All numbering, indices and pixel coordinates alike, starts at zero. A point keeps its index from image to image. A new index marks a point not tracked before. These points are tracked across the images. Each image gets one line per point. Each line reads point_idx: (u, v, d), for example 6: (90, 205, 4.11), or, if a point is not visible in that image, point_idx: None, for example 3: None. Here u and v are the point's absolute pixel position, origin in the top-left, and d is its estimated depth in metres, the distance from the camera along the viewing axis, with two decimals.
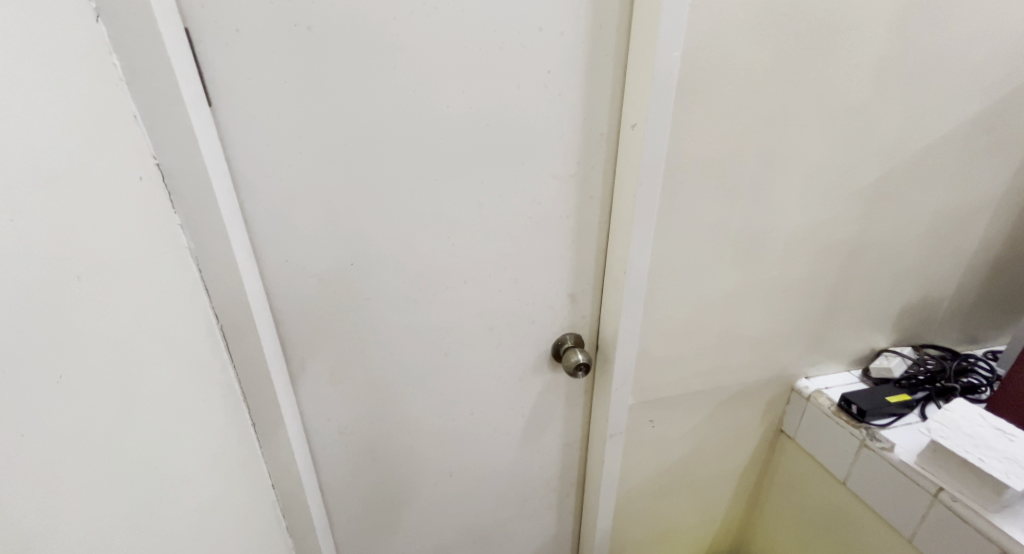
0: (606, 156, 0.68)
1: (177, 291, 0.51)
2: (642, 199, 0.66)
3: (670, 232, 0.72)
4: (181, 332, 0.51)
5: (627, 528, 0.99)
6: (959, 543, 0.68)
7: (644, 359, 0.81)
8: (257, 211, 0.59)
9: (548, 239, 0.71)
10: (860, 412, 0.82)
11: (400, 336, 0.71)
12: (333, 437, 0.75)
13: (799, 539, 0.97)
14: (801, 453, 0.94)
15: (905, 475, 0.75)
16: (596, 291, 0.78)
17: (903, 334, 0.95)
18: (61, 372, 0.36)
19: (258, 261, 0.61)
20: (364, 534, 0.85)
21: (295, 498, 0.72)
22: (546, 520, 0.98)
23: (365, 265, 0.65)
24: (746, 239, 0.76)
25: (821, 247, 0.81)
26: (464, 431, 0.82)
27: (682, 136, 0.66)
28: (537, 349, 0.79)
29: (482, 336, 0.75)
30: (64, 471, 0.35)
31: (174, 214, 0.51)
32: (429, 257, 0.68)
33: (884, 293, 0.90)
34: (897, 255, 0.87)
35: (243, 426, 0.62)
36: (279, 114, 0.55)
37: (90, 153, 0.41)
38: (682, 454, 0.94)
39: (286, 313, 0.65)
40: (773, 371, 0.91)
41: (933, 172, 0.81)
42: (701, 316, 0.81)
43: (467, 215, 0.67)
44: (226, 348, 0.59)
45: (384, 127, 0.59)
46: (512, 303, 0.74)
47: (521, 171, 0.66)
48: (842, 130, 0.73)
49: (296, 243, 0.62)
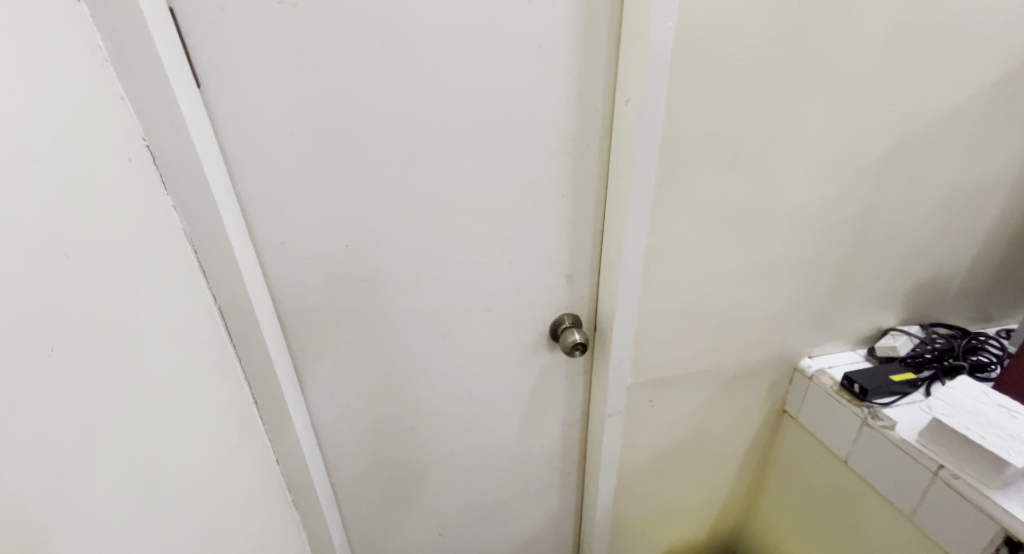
0: (601, 134, 0.68)
1: (174, 271, 0.53)
2: (636, 176, 0.66)
3: (667, 210, 0.71)
4: (177, 311, 0.53)
5: (629, 507, 1.00)
6: (958, 520, 0.68)
7: (643, 339, 0.81)
8: (251, 194, 0.60)
9: (543, 219, 0.71)
10: (863, 391, 0.81)
11: (399, 318, 0.72)
12: (335, 416, 0.77)
13: (800, 519, 0.97)
14: (804, 432, 0.93)
15: (906, 453, 0.74)
16: (593, 271, 0.78)
17: (912, 313, 0.94)
18: (54, 343, 0.38)
19: (255, 243, 0.62)
20: (369, 509, 0.87)
21: (299, 475, 0.74)
22: (549, 498, 1.00)
23: (359, 246, 0.66)
24: (746, 217, 0.75)
25: (826, 224, 0.80)
26: (465, 412, 0.83)
27: (679, 111, 0.65)
28: (536, 329, 0.80)
29: (480, 317, 0.76)
30: (59, 437, 0.37)
31: (167, 196, 0.53)
32: (424, 238, 0.68)
33: (893, 271, 0.88)
34: (907, 231, 0.85)
35: (245, 403, 0.64)
36: (270, 96, 0.56)
37: (78, 135, 0.42)
38: (683, 434, 0.94)
39: (285, 295, 0.66)
40: (777, 350, 0.90)
41: (948, 143, 0.79)
42: (700, 296, 0.80)
43: (461, 197, 0.67)
44: (225, 327, 0.61)
45: (374, 106, 0.59)
46: (509, 284, 0.75)
47: (513, 150, 0.66)
48: (849, 102, 0.71)
49: (292, 225, 0.63)
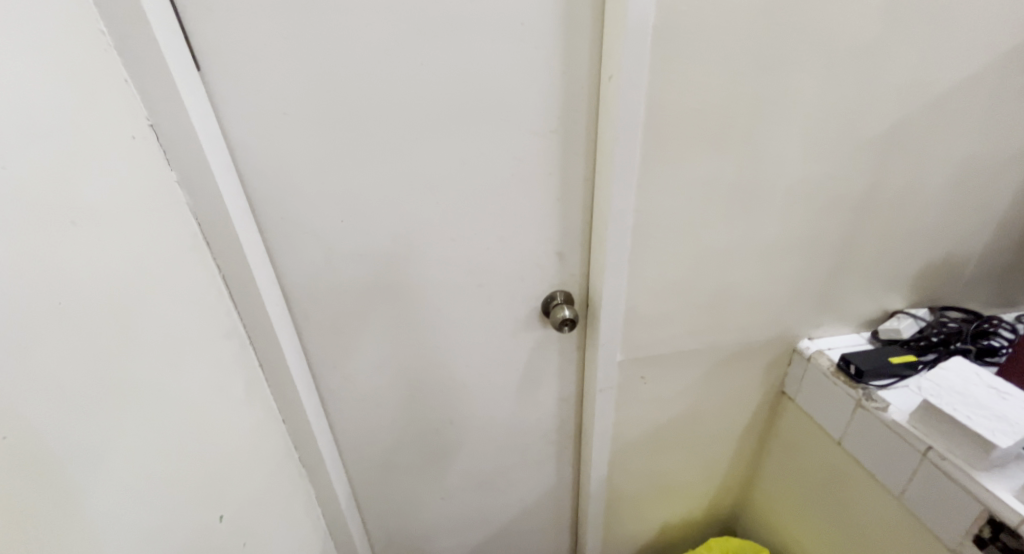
0: (587, 111, 0.69)
1: (178, 241, 0.58)
2: (620, 153, 0.67)
3: (655, 188, 0.72)
4: (181, 278, 0.58)
5: (625, 481, 1.03)
6: (945, 501, 0.68)
7: (634, 316, 0.82)
8: (252, 171, 0.64)
9: (532, 197, 0.74)
10: (859, 372, 0.80)
11: (396, 291, 0.76)
12: (339, 382, 0.82)
13: (796, 498, 0.98)
14: (801, 414, 0.94)
15: (897, 434, 0.74)
16: (584, 249, 0.80)
17: (921, 296, 0.91)
18: (62, 297, 0.43)
19: (257, 218, 0.67)
20: (373, 472, 0.93)
21: (304, 435, 0.80)
22: (546, 470, 1.03)
23: (355, 222, 0.70)
24: (738, 195, 0.75)
25: (823, 203, 0.79)
26: (462, 383, 0.87)
27: (663, 88, 0.65)
28: (528, 305, 0.83)
29: (473, 292, 0.79)
30: (68, 380, 0.42)
31: (170, 171, 0.58)
32: (416, 215, 0.71)
33: (899, 251, 0.86)
34: (913, 210, 0.82)
35: (250, 366, 0.70)
36: (266, 78, 0.60)
37: (82, 113, 0.47)
38: (679, 412, 0.96)
39: (287, 267, 0.71)
40: (774, 331, 0.90)
41: (957, 117, 0.76)
42: (693, 274, 0.81)
43: (450, 175, 0.70)
44: (230, 295, 0.66)
45: (364, 87, 0.62)
46: (500, 261, 0.78)
47: (500, 127, 0.68)
48: (846, 76, 0.69)
49: (292, 202, 0.67)
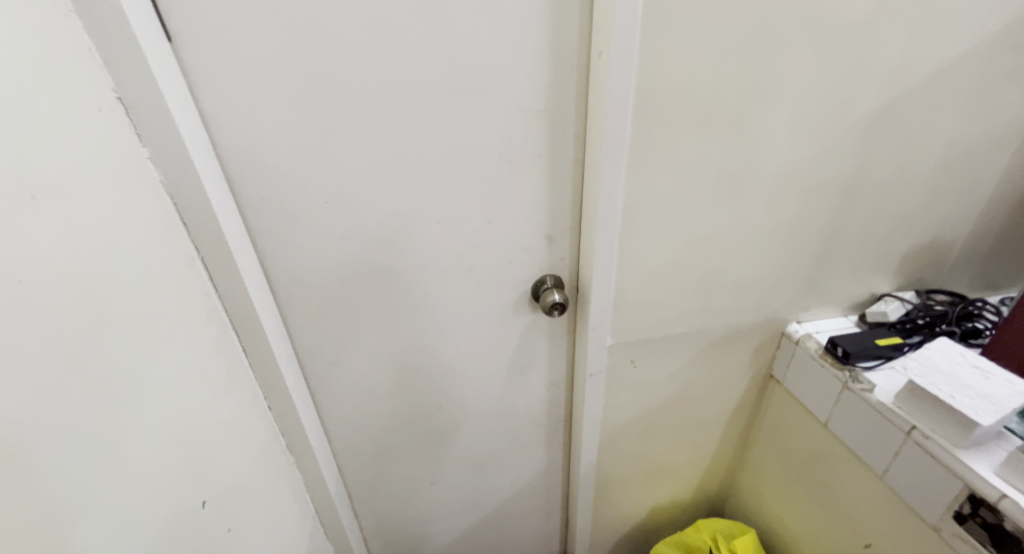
0: (576, 90, 0.68)
1: (152, 221, 0.56)
2: (609, 133, 0.66)
3: (645, 170, 0.71)
4: (157, 260, 0.56)
5: (614, 464, 1.03)
6: (927, 480, 0.69)
7: (623, 300, 0.82)
8: (230, 150, 0.62)
9: (520, 179, 0.72)
10: (845, 354, 0.81)
11: (382, 276, 0.75)
12: (326, 368, 0.81)
13: (782, 479, 0.99)
14: (788, 397, 0.95)
15: (882, 414, 0.74)
16: (573, 232, 0.79)
17: (907, 279, 0.92)
18: (21, 275, 0.41)
19: (238, 200, 0.65)
20: (363, 458, 0.93)
21: (291, 421, 0.79)
22: (536, 454, 1.03)
23: (339, 204, 0.68)
24: (728, 177, 0.75)
25: (814, 185, 0.78)
26: (451, 368, 0.87)
27: (654, 66, 0.64)
28: (517, 289, 0.82)
29: (461, 276, 0.78)
30: (31, 360, 0.41)
31: (142, 148, 0.56)
32: (402, 197, 0.70)
33: (887, 235, 0.86)
34: (902, 193, 0.82)
35: (233, 351, 0.68)
36: (243, 54, 0.58)
37: (44, 83, 0.45)
38: (668, 396, 0.96)
39: (270, 250, 0.70)
40: (763, 314, 0.90)
41: (947, 98, 0.75)
42: (682, 257, 0.80)
43: (437, 156, 0.68)
44: (210, 278, 0.64)
45: (346, 62, 0.60)
46: (489, 244, 0.76)
47: (487, 106, 0.66)
48: (838, 55, 0.68)
49: (274, 183, 0.65)
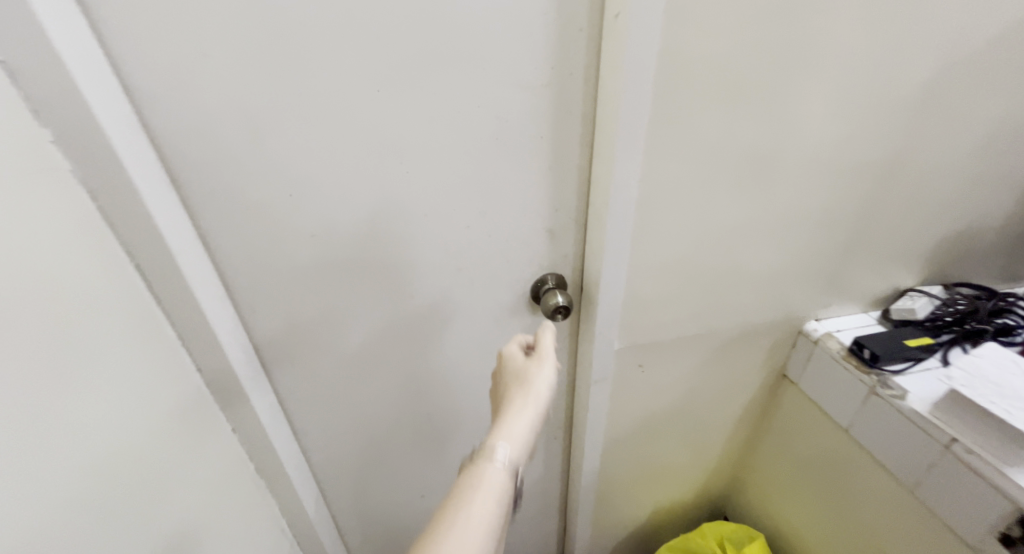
0: (585, 60, 0.57)
1: (59, 215, 0.46)
2: (625, 112, 0.56)
3: (662, 154, 0.61)
4: (59, 267, 0.45)
5: (617, 470, 0.97)
6: (968, 497, 0.63)
7: (633, 301, 0.73)
8: (167, 133, 0.51)
9: (520, 166, 0.62)
10: (873, 357, 0.74)
11: (361, 278, 0.65)
12: (300, 382, 0.71)
13: (794, 483, 0.94)
14: (804, 398, 0.88)
15: (915, 424, 0.68)
16: (578, 226, 0.70)
17: (934, 271, 0.85)
18: None
19: (182, 194, 0.54)
20: (346, 475, 0.84)
21: (260, 441, 0.70)
22: (534, 461, 0.96)
23: (307, 197, 0.58)
24: (755, 163, 0.66)
25: (846, 171, 0.70)
26: (441, 376, 0.78)
27: (679, 31, 0.54)
28: (514, 290, 0.73)
29: (451, 277, 0.69)
30: None
31: (39, 126, 0.45)
32: (382, 187, 0.60)
33: (918, 224, 0.79)
34: (938, 179, 0.75)
35: (180, 365, 0.59)
36: (175, 9, 0.46)
37: None
38: (676, 399, 0.89)
39: (227, 253, 0.59)
40: (780, 312, 0.83)
41: (998, 71, 0.67)
42: (699, 253, 0.72)
43: (422, 138, 0.58)
44: (146, 283, 0.55)
45: (308, 22, 0.49)
46: (483, 241, 0.67)
47: (481, 79, 0.56)
48: (887, 20, 0.59)
49: (226, 172, 0.54)
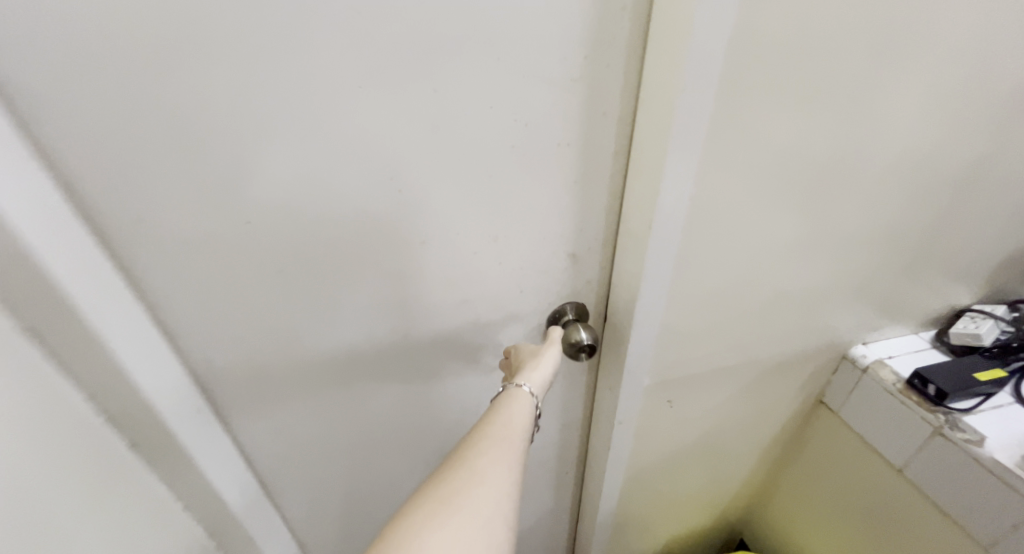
0: (630, 47, 0.44)
1: None
2: (684, 117, 0.44)
3: (720, 167, 0.49)
4: None
5: (634, 506, 0.87)
6: None
7: (668, 335, 0.62)
8: (58, 142, 0.36)
9: (541, 180, 0.50)
10: (939, 393, 0.65)
11: (342, 321, 0.52)
12: (270, 440, 0.58)
13: (829, 516, 0.85)
14: (845, 428, 0.79)
15: (998, 477, 0.59)
16: (606, 248, 0.58)
17: (992, 289, 0.76)
18: None
19: (94, 225, 0.40)
20: (327, 529, 0.72)
21: (220, 510, 0.58)
22: (542, 500, 0.85)
23: (269, 226, 0.44)
24: (824, 174, 0.54)
25: (923, 181, 0.59)
26: (439, 421, 0.66)
27: (760, 11, 0.41)
28: (527, 323, 0.61)
29: (453, 313, 0.56)
30: None
31: None
32: (367, 211, 0.46)
33: (987, 239, 0.69)
34: (1016, 188, 0.65)
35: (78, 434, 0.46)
36: None
37: None
38: (704, 432, 0.79)
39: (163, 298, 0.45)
40: (826, 337, 0.73)
41: None
42: (748, 278, 0.61)
43: (418, 148, 0.44)
44: (32, 337, 0.41)
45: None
46: (493, 270, 0.54)
47: (497, 71, 0.42)
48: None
49: (154, 198, 0.40)
